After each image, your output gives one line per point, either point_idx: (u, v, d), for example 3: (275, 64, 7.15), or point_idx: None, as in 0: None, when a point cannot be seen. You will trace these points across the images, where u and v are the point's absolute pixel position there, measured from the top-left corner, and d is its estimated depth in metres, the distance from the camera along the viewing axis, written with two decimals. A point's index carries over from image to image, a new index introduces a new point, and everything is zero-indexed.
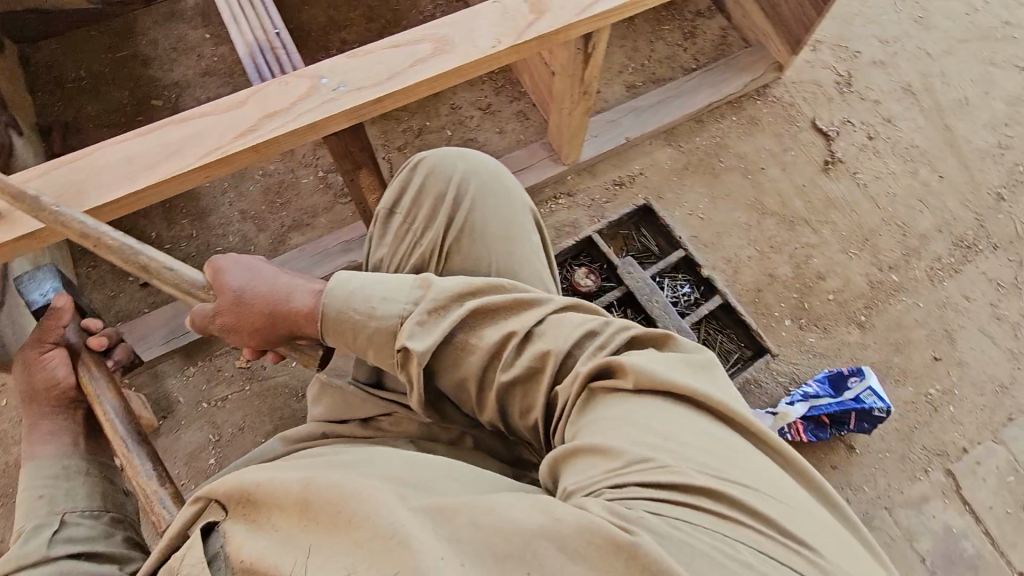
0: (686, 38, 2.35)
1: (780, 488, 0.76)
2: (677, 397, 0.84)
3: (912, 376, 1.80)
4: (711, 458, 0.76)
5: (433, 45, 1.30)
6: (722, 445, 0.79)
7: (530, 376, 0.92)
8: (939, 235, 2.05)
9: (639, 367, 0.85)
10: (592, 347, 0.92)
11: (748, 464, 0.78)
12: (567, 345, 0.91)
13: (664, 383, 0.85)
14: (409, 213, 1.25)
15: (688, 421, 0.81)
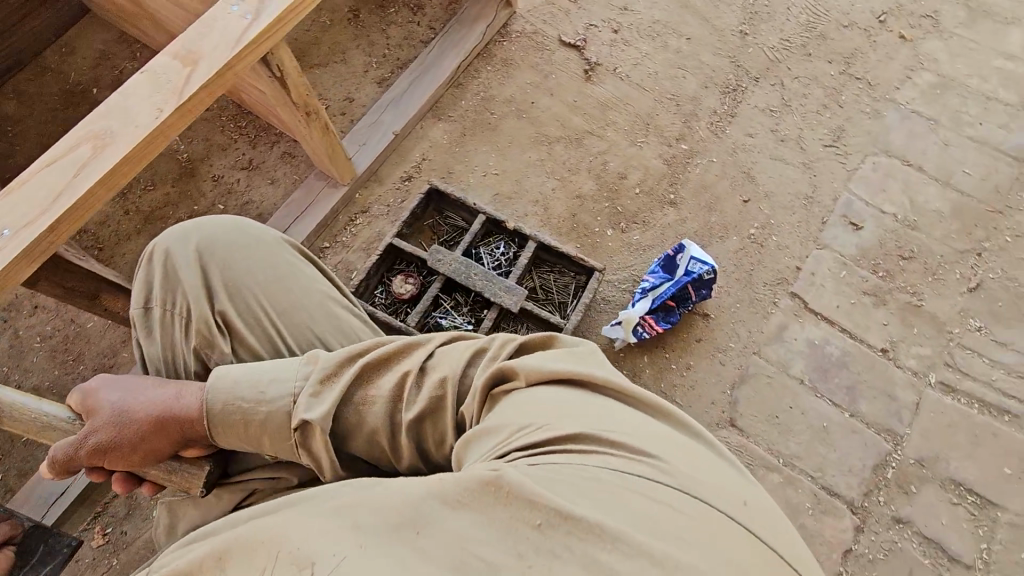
0: (414, 12, 2.31)
1: (678, 441, 0.74)
2: (570, 384, 0.80)
3: (733, 227, 1.88)
4: (604, 417, 0.74)
5: (92, 143, 1.18)
6: (622, 419, 0.75)
7: (432, 411, 0.84)
8: (708, 90, 2.13)
9: (534, 357, 0.82)
10: (485, 359, 0.86)
11: (647, 434, 0.74)
12: (461, 365, 0.86)
13: (560, 374, 0.80)
14: (170, 306, 1.01)
15: (586, 401, 0.77)
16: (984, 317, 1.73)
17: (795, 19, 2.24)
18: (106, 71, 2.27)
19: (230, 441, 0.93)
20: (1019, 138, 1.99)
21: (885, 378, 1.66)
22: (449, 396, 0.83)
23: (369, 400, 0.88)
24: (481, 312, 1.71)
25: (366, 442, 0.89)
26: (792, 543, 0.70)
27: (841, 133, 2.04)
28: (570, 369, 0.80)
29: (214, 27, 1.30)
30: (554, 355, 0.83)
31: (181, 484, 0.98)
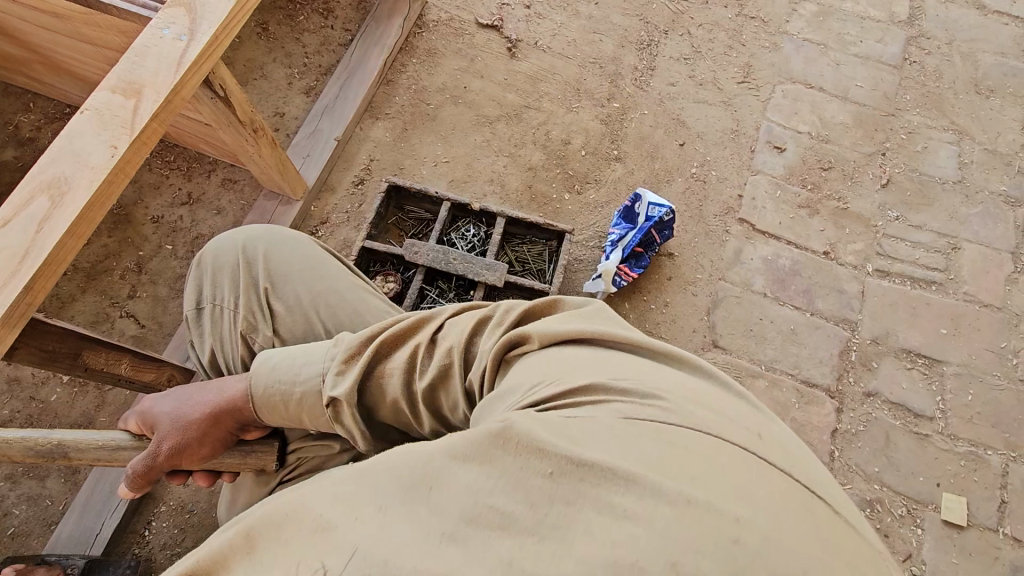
0: (325, 17, 2.27)
1: (684, 388, 0.75)
2: (581, 344, 0.83)
3: (677, 170, 2.03)
4: (611, 372, 0.75)
5: (46, 195, 1.11)
6: (632, 368, 0.77)
7: (443, 374, 0.89)
8: (626, 49, 2.26)
9: (539, 325, 0.85)
10: (490, 328, 0.90)
11: (655, 378, 0.76)
12: (465, 333, 0.90)
13: (566, 336, 0.83)
14: (219, 301, 1.12)
15: (594, 358, 0.79)
16: (899, 207, 1.98)
17: None
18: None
19: (276, 421, 1.00)
20: (895, 48, 2.26)
21: (832, 276, 1.87)
22: (456, 364, 0.88)
23: (388, 372, 0.92)
24: (467, 294, 1.76)
25: (392, 410, 0.94)
26: (815, 478, 0.70)
27: (749, 69, 2.23)
28: (580, 330, 0.83)
29: (149, 54, 1.25)
30: (563, 321, 0.86)
31: (255, 464, 1.08)
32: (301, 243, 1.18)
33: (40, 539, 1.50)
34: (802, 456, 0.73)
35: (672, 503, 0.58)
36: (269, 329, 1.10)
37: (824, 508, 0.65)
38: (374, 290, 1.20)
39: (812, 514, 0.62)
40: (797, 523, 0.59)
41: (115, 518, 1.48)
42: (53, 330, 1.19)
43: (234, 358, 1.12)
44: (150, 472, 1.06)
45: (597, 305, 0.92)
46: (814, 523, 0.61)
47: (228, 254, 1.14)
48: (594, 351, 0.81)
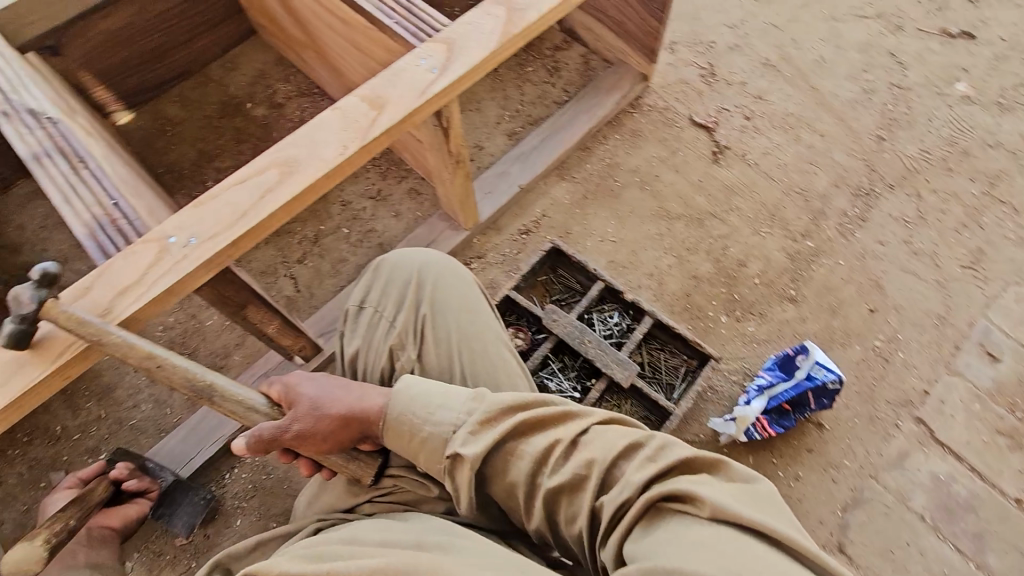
0: (550, 74, 2.39)
1: None
2: (755, 534, 0.74)
3: (857, 335, 1.81)
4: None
5: (279, 170, 1.27)
6: None
7: (573, 486, 0.86)
8: (840, 190, 2.09)
9: (710, 490, 0.77)
10: (641, 460, 0.84)
11: None
12: (613, 454, 0.85)
13: (739, 519, 0.74)
14: (380, 308, 1.15)
15: (772, 564, 0.71)
16: None
17: (936, 131, 2.20)
18: (262, 89, 2.47)
19: (392, 445, 0.97)
20: None
21: (1016, 532, 1.53)
22: (592, 482, 0.84)
23: (517, 452, 0.89)
24: (586, 380, 1.69)
25: (505, 490, 0.91)
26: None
27: (980, 255, 1.94)
28: (757, 519, 0.74)
29: (401, 76, 1.40)
30: (735, 495, 0.78)
31: (354, 472, 1.03)
32: (468, 283, 1.19)
33: (150, 440, 1.68)
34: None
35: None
36: (413, 354, 1.12)
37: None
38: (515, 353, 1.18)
39: None
40: None
41: (206, 454, 1.59)
42: (235, 279, 1.33)
43: (372, 368, 1.13)
44: (269, 443, 0.99)
45: (766, 482, 0.81)
46: None
47: (404, 269, 1.18)
48: (771, 551, 0.73)
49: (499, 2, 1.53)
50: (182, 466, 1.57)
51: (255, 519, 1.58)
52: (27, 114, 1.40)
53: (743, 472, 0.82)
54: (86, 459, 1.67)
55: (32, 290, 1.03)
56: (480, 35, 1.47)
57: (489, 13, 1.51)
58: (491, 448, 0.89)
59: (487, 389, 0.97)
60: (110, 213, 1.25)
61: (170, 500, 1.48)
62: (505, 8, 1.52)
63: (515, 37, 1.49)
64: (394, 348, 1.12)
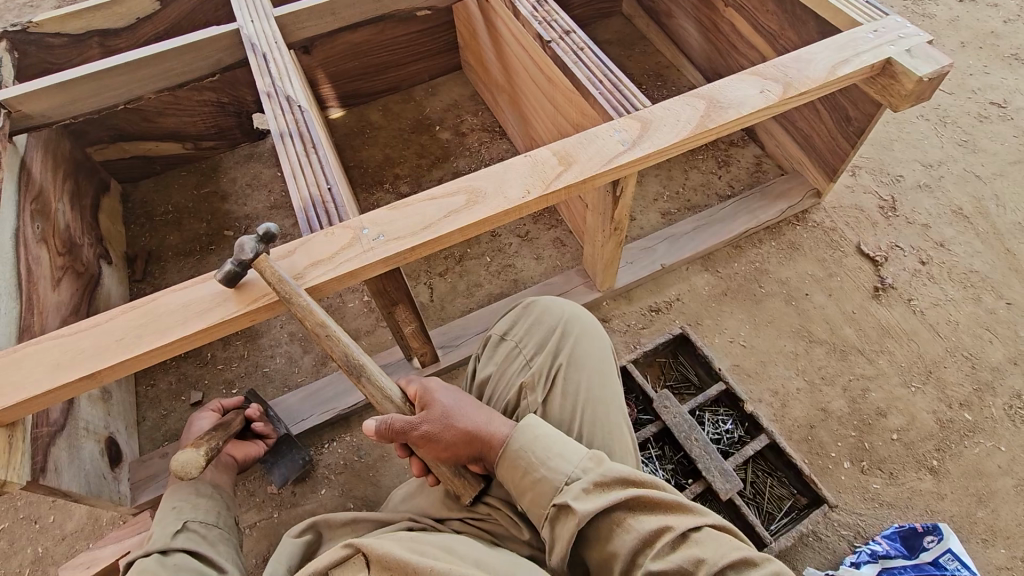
0: (719, 166, 2.41)
1: None
2: None
3: (1003, 536, 1.58)
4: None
5: (467, 197, 1.42)
6: None
7: None
8: (1017, 368, 1.87)
9: None
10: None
11: None
12: (723, 561, 0.85)
13: None
14: (520, 346, 1.24)
15: None
16: None
17: None
18: (452, 117, 2.75)
19: (503, 476, 1.02)
20: None
21: None
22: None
23: (624, 525, 0.92)
24: (681, 477, 1.64)
25: (601, 557, 0.93)
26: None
27: None
28: None
29: (594, 142, 1.52)
30: None
31: (456, 488, 1.09)
32: (604, 346, 1.23)
33: (275, 391, 1.88)
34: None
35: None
36: (539, 398, 1.16)
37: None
38: (631, 427, 1.20)
39: None
40: None
41: (316, 419, 1.75)
42: (397, 279, 1.48)
43: (498, 397, 1.20)
44: (395, 435, 1.06)
45: None
46: None
47: (551, 316, 1.25)
48: None
49: (702, 96, 1.60)
50: (295, 423, 1.74)
51: (336, 494, 1.69)
52: (285, 99, 1.67)
53: None
54: (221, 388, 1.90)
55: (253, 243, 1.22)
56: (676, 122, 1.55)
57: (690, 104, 1.58)
58: (601, 512, 0.92)
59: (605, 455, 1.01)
60: (323, 195, 1.46)
61: (278, 449, 1.65)
62: (706, 102, 1.59)
63: (709, 130, 1.54)
64: (523, 385, 1.18)
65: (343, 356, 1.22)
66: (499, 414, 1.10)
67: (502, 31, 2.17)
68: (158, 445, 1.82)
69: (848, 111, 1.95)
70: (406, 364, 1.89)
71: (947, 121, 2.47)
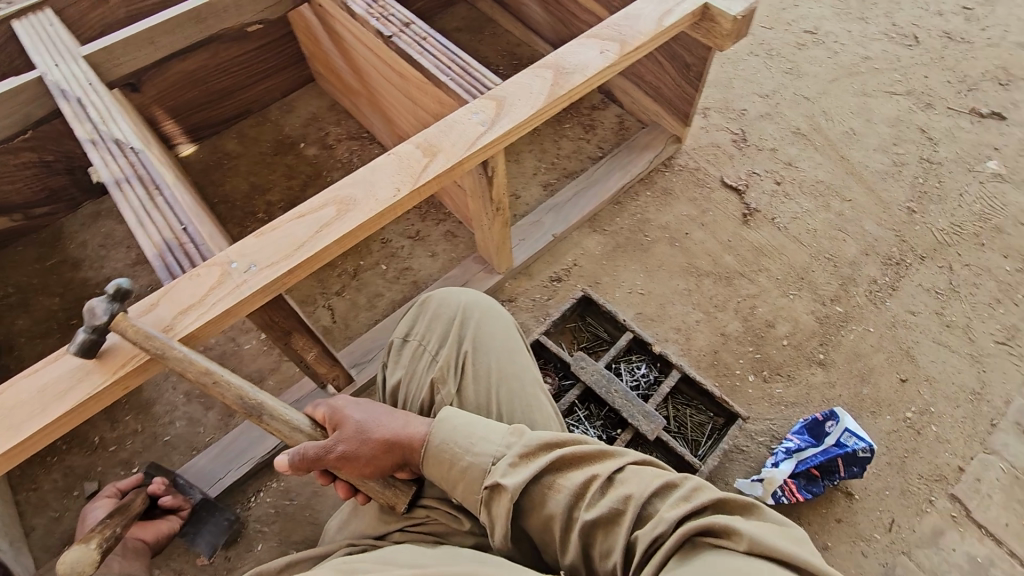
0: (587, 131, 2.51)
1: None
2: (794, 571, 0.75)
3: (887, 404, 1.79)
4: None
5: (337, 207, 1.37)
6: None
7: (610, 520, 0.88)
8: (868, 258, 2.12)
9: (746, 525, 0.80)
10: (675, 498, 0.87)
11: None
12: (648, 491, 0.88)
13: (775, 553, 0.76)
14: (424, 343, 1.20)
15: None
16: None
17: (966, 207, 2.23)
18: (316, 130, 2.64)
19: (433, 475, 1.01)
20: None
21: None
22: (628, 515, 0.87)
23: (556, 487, 0.92)
24: (612, 429, 1.70)
25: (541, 523, 0.93)
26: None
27: (1015, 332, 1.92)
28: (790, 552, 0.76)
29: (454, 128, 1.51)
30: (771, 530, 0.80)
31: (389, 499, 1.07)
32: (506, 322, 1.23)
33: (181, 458, 1.73)
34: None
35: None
36: (453, 389, 1.15)
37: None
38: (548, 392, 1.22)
39: None
40: None
41: (235, 475, 1.63)
42: (286, 306, 1.41)
43: (413, 399, 1.17)
44: (310, 463, 1.03)
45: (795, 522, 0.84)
46: None
47: (448, 307, 1.23)
48: None
49: (548, 65, 1.64)
50: (211, 485, 1.61)
51: (275, 545, 1.60)
52: (114, 143, 1.51)
53: (774, 512, 0.85)
54: (118, 471, 1.72)
55: (106, 304, 1.11)
56: (529, 94, 1.58)
57: (539, 75, 1.62)
58: (531, 480, 0.93)
59: (526, 425, 1.02)
60: (181, 239, 1.35)
61: (196, 519, 1.52)
62: (553, 71, 1.63)
63: (561, 97, 1.59)
64: (434, 379, 1.15)
65: (241, 403, 1.13)
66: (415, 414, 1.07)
67: (343, 34, 2.10)
68: (56, 553, 1.61)
69: (685, 58, 2.09)
70: (320, 393, 1.80)
71: (773, 54, 2.73)
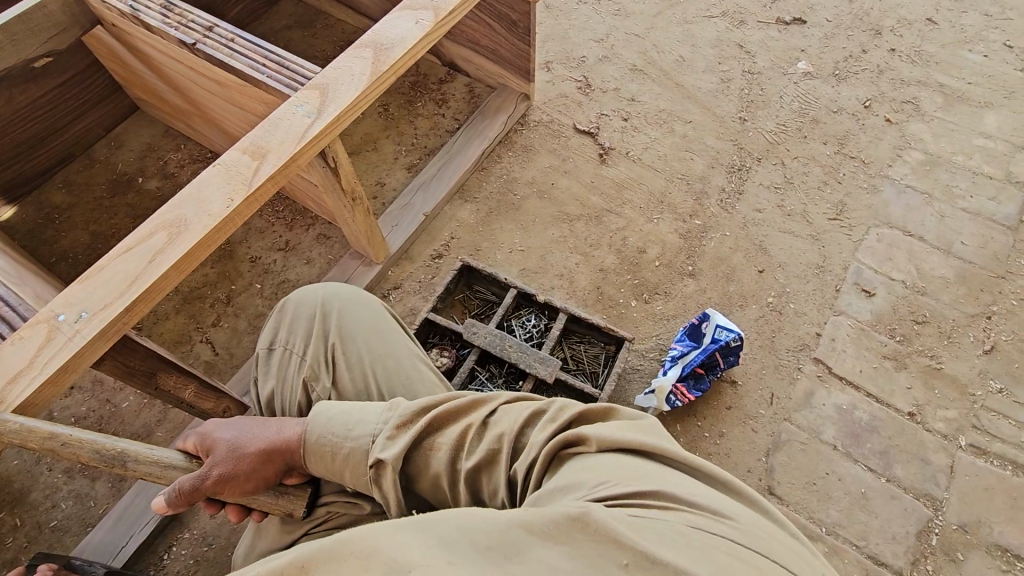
0: (438, 105, 2.50)
1: (752, 515, 0.75)
2: (644, 455, 0.82)
3: (752, 296, 1.98)
4: (676, 481, 0.76)
5: (167, 231, 1.29)
6: (694, 483, 0.77)
7: (489, 462, 0.90)
8: (715, 170, 2.29)
9: (600, 428, 0.85)
10: (542, 422, 0.91)
11: (722, 497, 0.76)
12: (517, 423, 0.91)
13: (626, 444, 0.82)
14: (289, 346, 1.19)
15: (660, 472, 0.78)
16: (1004, 378, 1.80)
17: (787, 106, 2.45)
18: (153, 161, 2.44)
19: (319, 470, 1.02)
20: (1010, 209, 2.13)
21: (916, 442, 1.71)
22: (504, 452, 0.89)
23: (435, 446, 0.94)
24: (516, 382, 1.77)
25: (431, 484, 0.95)
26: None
27: (843, 207, 2.17)
28: (639, 440, 0.83)
29: (280, 125, 1.46)
30: (622, 427, 0.86)
31: (286, 509, 1.06)
32: (370, 304, 1.23)
33: (77, 537, 1.59)
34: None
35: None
36: (328, 382, 1.15)
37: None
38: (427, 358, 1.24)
39: None
40: None
41: (139, 538, 1.53)
42: (139, 348, 1.33)
43: (290, 403, 1.17)
44: (190, 494, 1.03)
45: (645, 415, 0.92)
46: None
47: (307, 304, 1.22)
48: (659, 464, 0.81)
49: (366, 45, 1.61)
50: (115, 555, 1.51)
51: None
52: None
53: (628, 411, 0.92)
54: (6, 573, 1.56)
55: None
56: (351, 77, 1.55)
57: (358, 57, 1.59)
58: (411, 446, 0.95)
59: (402, 398, 1.03)
60: None
61: None
62: (372, 49, 1.60)
63: (384, 73, 1.57)
64: (306, 378, 1.15)
65: (104, 457, 1.08)
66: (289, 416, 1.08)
67: (148, 50, 1.94)
68: None
69: (510, 15, 2.13)
70: None
71: None
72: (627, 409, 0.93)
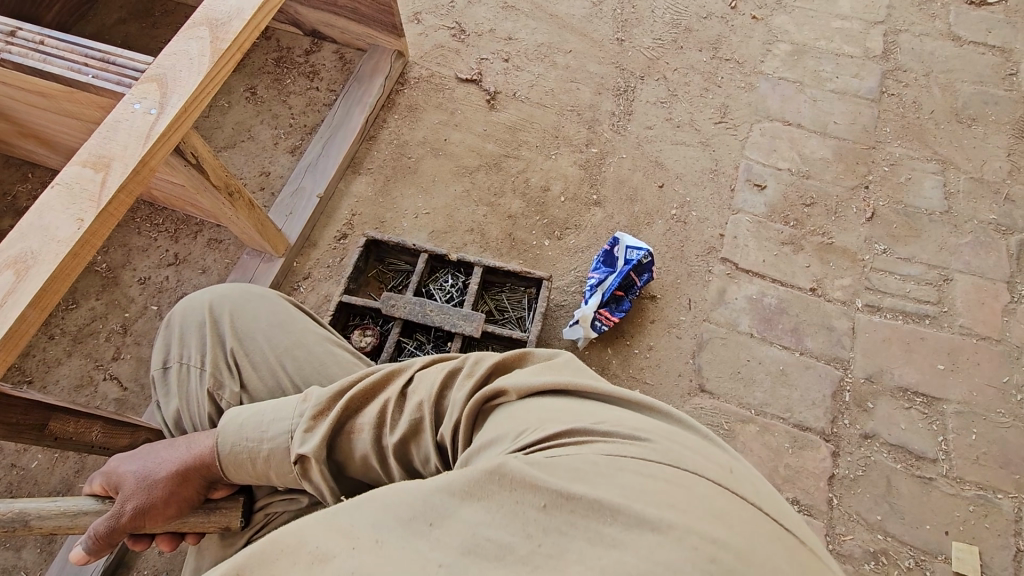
0: (309, 79, 2.33)
1: (671, 433, 0.75)
2: (562, 394, 0.82)
3: (657, 212, 2.04)
4: (588, 414, 0.76)
5: (14, 269, 1.15)
6: (611, 412, 0.77)
7: (414, 432, 0.87)
8: (602, 95, 2.28)
9: (516, 377, 0.85)
10: (460, 379, 0.89)
11: (641, 421, 0.76)
12: (436, 385, 0.89)
13: (542, 386, 0.82)
14: (186, 361, 1.13)
15: (578, 407, 0.78)
16: (886, 240, 1.97)
17: (661, 19, 2.44)
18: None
19: (244, 478, 1.00)
20: (872, 83, 2.26)
21: (821, 314, 1.86)
22: (425, 417, 0.86)
23: (357, 427, 0.92)
24: (445, 344, 1.77)
25: (361, 465, 0.93)
26: (782, 507, 0.70)
27: (726, 109, 2.24)
28: (554, 380, 0.83)
29: (119, 128, 1.31)
30: (537, 371, 0.86)
31: (220, 523, 1.06)
32: (267, 299, 1.19)
33: None
34: (763, 481, 0.75)
35: (658, 532, 0.59)
36: (236, 387, 1.10)
37: (800, 538, 0.66)
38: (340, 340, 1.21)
39: (792, 547, 0.63)
40: (779, 550, 0.61)
41: None
42: (18, 402, 1.21)
43: (200, 417, 1.10)
44: (112, 534, 1.04)
45: (560, 352, 0.91)
46: (791, 553, 0.62)
47: (195, 313, 1.16)
48: (578, 400, 0.80)
49: (199, 23, 1.46)
50: None
51: None
52: None
53: (543, 352, 0.92)
54: None
55: None
56: (190, 61, 1.40)
57: (193, 38, 1.43)
58: (330, 434, 0.91)
59: (315, 386, 1.00)
60: None
61: None
62: (206, 27, 1.45)
63: (227, 51, 1.42)
64: (210, 389, 1.09)
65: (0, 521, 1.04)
66: (194, 434, 1.06)
67: None
68: None
69: None
70: None
71: None
72: (542, 351, 0.92)
